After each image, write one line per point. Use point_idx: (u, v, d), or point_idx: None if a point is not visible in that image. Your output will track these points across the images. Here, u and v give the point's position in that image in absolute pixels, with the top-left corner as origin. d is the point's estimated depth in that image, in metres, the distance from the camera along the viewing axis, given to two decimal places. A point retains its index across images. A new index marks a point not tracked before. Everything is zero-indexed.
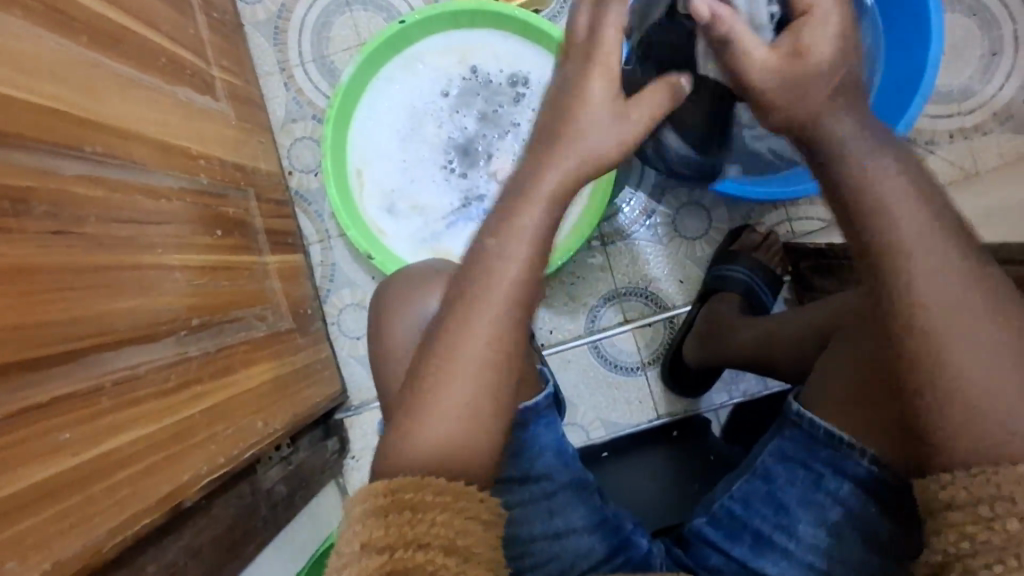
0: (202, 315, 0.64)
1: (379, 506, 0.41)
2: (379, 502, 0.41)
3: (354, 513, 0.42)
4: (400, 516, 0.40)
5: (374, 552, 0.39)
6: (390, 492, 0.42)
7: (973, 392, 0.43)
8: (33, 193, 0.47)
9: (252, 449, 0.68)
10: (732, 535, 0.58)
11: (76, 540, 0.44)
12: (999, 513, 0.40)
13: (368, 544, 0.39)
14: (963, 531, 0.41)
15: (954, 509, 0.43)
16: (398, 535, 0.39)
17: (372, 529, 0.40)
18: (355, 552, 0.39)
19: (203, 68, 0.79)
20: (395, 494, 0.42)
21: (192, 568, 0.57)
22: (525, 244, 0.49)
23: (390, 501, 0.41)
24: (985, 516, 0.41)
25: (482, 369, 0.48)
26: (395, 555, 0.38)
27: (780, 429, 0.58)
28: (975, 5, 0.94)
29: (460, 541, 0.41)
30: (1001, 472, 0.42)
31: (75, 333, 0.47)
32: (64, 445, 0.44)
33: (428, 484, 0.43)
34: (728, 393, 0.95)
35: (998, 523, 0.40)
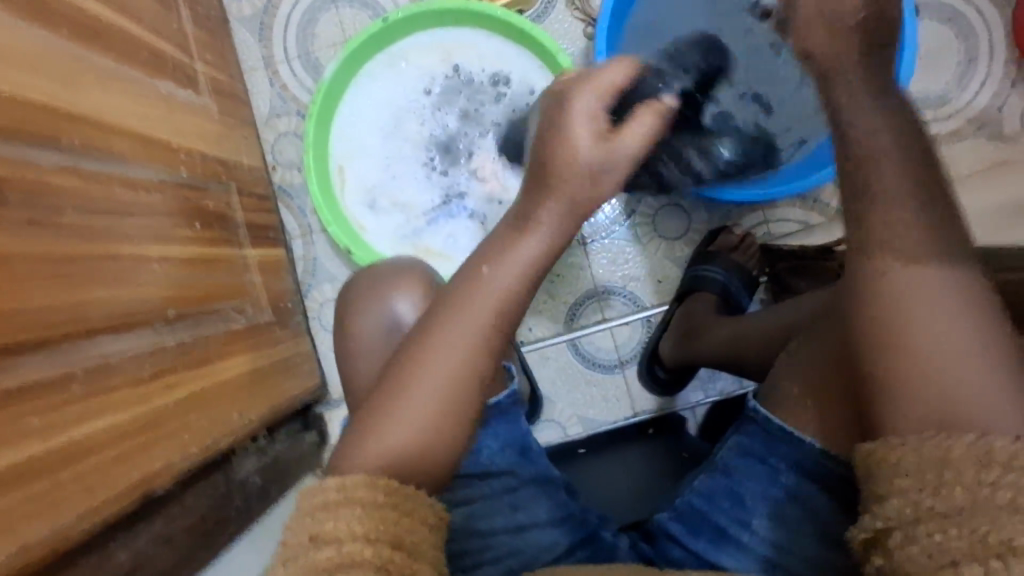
0: (178, 306, 0.65)
1: (331, 501, 0.42)
2: (330, 497, 0.43)
3: (305, 507, 0.43)
4: (352, 511, 0.42)
5: (324, 544, 0.40)
6: (342, 487, 0.43)
7: None
8: (7, 182, 0.47)
9: (227, 440, 0.68)
10: (692, 529, 0.59)
11: (44, 524, 0.44)
12: None
13: (318, 537, 0.40)
14: None
15: None
16: (348, 529, 0.41)
17: (324, 521, 0.41)
18: (303, 544, 0.40)
19: (186, 62, 0.80)
20: (348, 491, 0.43)
21: (164, 556, 0.58)
22: (495, 241, 0.51)
23: (343, 496, 0.43)
24: None
25: (449, 363, 0.49)
26: (344, 548, 0.39)
27: (739, 425, 0.60)
28: (952, 14, 0.95)
29: (409, 538, 0.42)
30: None
31: (48, 321, 0.48)
32: (33, 430, 0.45)
33: (381, 483, 0.44)
34: (704, 391, 0.97)
35: None
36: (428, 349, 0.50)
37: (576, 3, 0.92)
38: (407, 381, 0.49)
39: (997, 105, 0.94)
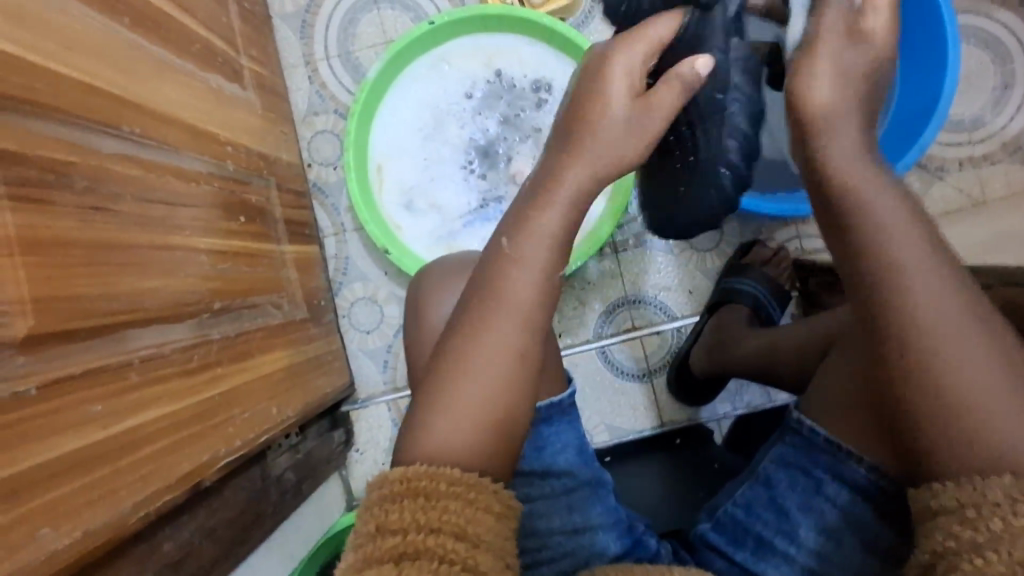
0: (224, 299, 0.65)
1: (395, 492, 0.44)
2: (396, 488, 0.44)
3: (373, 498, 0.45)
4: (414, 502, 0.43)
5: (388, 533, 0.41)
6: (405, 479, 0.45)
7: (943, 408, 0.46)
8: (74, 167, 0.48)
9: (266, 434, 0.68)
10: (735, 541, 0.59)
11: (105, 510, 0.44)
12: (983, 514, 0.42)
13: (382, 527, 0.42)
14: (951, 532, 0.43)
15: (941, 513, 0.44)
16: (411, 518, 0.42)
17: (388, 512, 0.43)
18: (369, 534, 0.42)
19: (233, 57, 0.80)
20: (411, 481, 0.45)
21: (206, 548, 0.58)
22: (560, 237, 0.51)
23: (406, 487, 0.44)
24: (971, 516, 0.42)
25: (507, 361, 0.49)
26: (406, 537, 0.41)
27: (780, 436, 0.59)
28: (989, 37, 0.96)
29: (471, 528, 0.43)
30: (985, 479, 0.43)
31: (109, 307, 0.48)
32: (94, 417, 0.45)
33: (442, 474, 0.45)
34: (732, 404, 0.97)
35: (982, 524, 0.41)
36: (487, 348, 0.50)
37: None
38: (462, 382, 0.49)
39: None
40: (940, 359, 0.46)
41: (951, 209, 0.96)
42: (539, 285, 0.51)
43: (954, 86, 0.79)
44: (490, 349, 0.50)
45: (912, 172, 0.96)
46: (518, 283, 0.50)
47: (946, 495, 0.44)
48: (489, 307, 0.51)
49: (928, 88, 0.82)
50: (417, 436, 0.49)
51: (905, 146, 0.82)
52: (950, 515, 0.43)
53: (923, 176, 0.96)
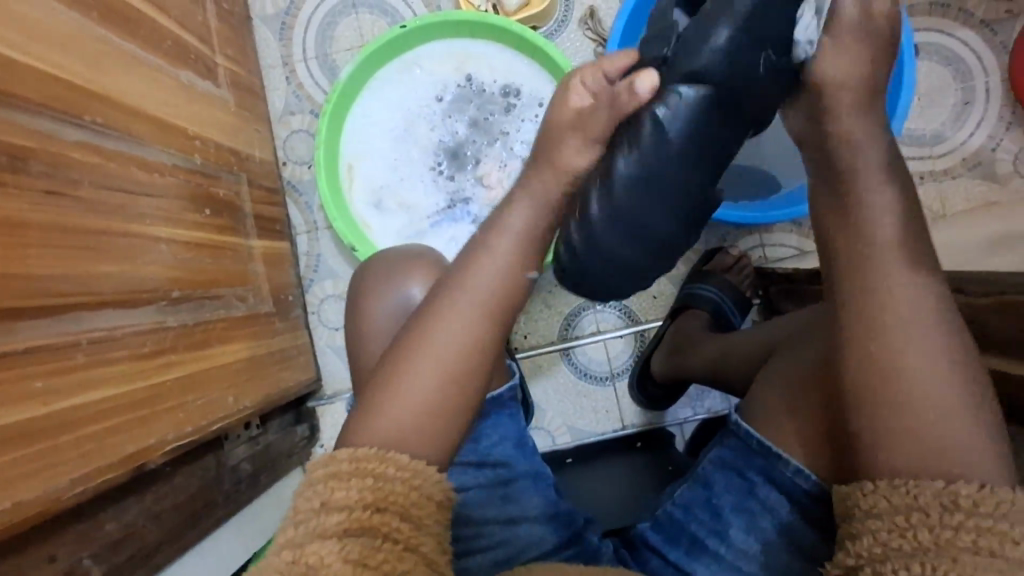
0: (184, 288, 0.66)
1: (344, 470, 0.45)
2: (343, 467, 0.45)
3: (318, 474, 0.45)
4: (362, 482, 0.44)
5: (333, 510, 0.42)
6: (355, 459, 0.46)
7: (904, 408, 0.45)
8: (32, 153, 0.49)
9: (222, 422, 0.69)
10: (671, 539, 0.60)
11: (40, 484, 0.45)
12: (914, 523, 0.41)
13: (328, 503, 0.43)
14: (878, 536, 0.42)
15: (873, 515, 0.44)
16: (358, 497, 0.43)
17: (335, 489, 0.43)
18: (314, 509, 0.43)
19: (208, 55, 0.82)
20: (361, 463, 0.46)
21: (152, 531, 0.58)
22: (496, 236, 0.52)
23: (354, 468, 0.45)
24: (901, 524, 0.42)
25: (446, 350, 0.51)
26: (353, 514, 0.42)
27: (722, 438, 0.60)
28: (951, 55, 0.98)
29: (414, 511, 0.44)
30: (921, 485, 0.42)
31: (59, 289, 0.49)
32: (36, 393, 0.46)
33: (393, 458, 0.47)
34: (692, 408, 0.98)
35: (911, 531, 0.41)
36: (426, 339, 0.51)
37: (588, 22, 0.96)
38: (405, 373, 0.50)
39: (991, 145, 0.97)
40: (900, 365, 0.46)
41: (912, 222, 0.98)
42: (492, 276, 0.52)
43: (908, 101, 0.81)
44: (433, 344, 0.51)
45: None
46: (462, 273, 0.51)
47: (879, 495, 0.44)
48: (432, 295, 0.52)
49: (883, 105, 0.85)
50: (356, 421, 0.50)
51: None
52: (880, 520, 0.43)
53: None
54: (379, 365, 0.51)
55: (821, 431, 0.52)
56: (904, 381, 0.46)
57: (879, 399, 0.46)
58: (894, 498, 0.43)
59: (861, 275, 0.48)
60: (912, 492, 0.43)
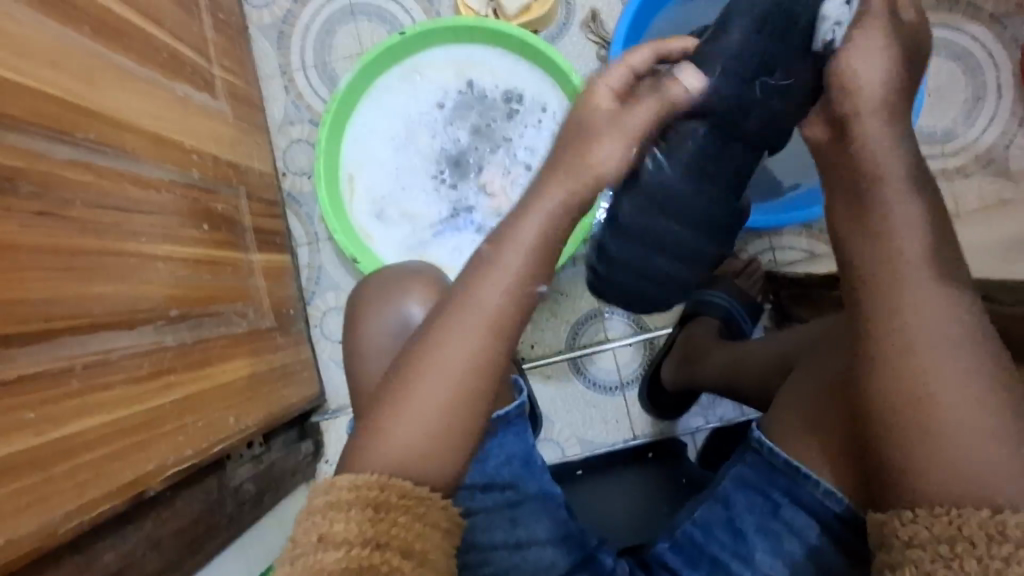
0: (182, 307, 0.65)
1: (343, 500, 0.43)
2: (343, 497, 0.43)
3: (317, 503, 0.44)
4: (362, 513, 0.43)
5: (332, 546, 0.41)
6: (355, 487, 0.44)
7: (944, 432, 0.43)
8: (20, 173, 0.48)
9: (222, 443, 0.67)
10: (690, 561, 0.58)
11: (33, 519, 0.44)
12: (959, 554, 0.40)
13: (326, 537, 0.41)
14: (920, 567, 0.41)
15: (913, 546, 0.42)
16: (358, 530, 0.42)
17: (333, 522, 0.42)
18: (312, 543, 0.41)
19: (204, 66, 0.81)
20: (361, 491, 0.44)
21: (152, 559, 0.57)
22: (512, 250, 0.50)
23: (354, 497, 0.43)
24: (946, 554, 0.40)
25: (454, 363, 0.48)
26: (352, 552, 0.41)
27: (741, 454, 0.58)
28: (961, 51, 0.96)
29: (418, 545, 0.43)
30: (964, 516, 0.41)
31: (52, 313, 0.48)
32: (28, 423, 0.44)
33: (395, 485, 0.45)
34: (705, 417, 0.96)
35: (957, 562, 0.40)
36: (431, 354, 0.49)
37: (591, 25, 0.94)
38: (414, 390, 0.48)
39: (1004, 143, 0.95)
40: (937, 383, 0.44)
41: (925, 222, 0.96)
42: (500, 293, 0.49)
43: (922, 100, 0.79)
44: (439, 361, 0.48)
45: None
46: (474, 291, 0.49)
47: (919, 526, 0.42)
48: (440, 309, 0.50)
49: None
50: (360, 444, 0.48)
51: None
52: (922, 549, 0.41)
53: None
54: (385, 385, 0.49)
55: (848, 452, 0.50)
56: (939, 401, 0.44)
57: (914, 417, 0.44)
58: (936, 529, 0.41)
59: (887, 290, 0.47)
60: (954, 523, 0.41)
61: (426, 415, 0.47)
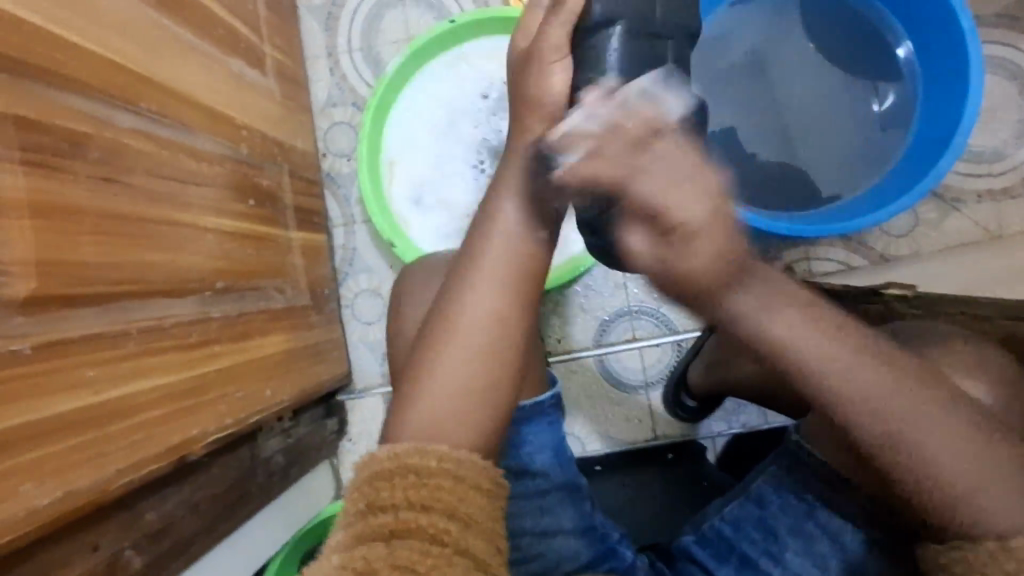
0: (228, 279, 0.66)
1: (385, 470, 0.44)
2: (385, 465, 0.44)
3: (360, 475, 0.44)
4: (405, 480, 0.43)
5: (379, 512, 0.41)
6: (395, 455, 0.44)
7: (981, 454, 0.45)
8: (89, 139, 0.49)
9: (258, 416, 0.69)
10: (718, 555, 0.58)
11: (89, 474, 0.45)
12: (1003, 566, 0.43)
13: (372, 505, 0.42)
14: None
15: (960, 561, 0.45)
16: (402, 497, 0.42)
17: (379, 490, 0.43)
18: (359, 511, 0.42)
19: (257, 44, 0.82)
20: (401, 459, 0.44)
21: (189, 522, 0.58)
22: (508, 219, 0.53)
23: (396, 465, 0.44)
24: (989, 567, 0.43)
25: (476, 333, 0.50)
26: (398, 516, 0.41)
27: (778, 456, 0.59)
28: (1017, 70, 0.94)
29: (462, 508, 0.42)
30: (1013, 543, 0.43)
31: (112, 277, 0.49)
32: (88, 381, 0.45)
33: (434, 451, 0.45)
34: (728, 422, 0.95)
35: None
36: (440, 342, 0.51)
37: None
38: (437, 363, 0.49)
39: None
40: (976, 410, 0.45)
41: (967, 242, 0.94)
42: (507, 254, 0.52)
43: (973, 116, 0.78)
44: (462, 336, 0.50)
45: (928, 202, 0.95)
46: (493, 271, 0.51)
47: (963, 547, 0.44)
48: (462, 278, 0.52)
49: (948, 118, 0.81)
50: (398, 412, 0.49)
51: (920, 175, 0.81)
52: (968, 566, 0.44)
53: (939, 206, 0.95)
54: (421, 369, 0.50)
55: None
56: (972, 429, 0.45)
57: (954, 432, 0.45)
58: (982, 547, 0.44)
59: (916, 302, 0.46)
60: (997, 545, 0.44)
61: (460, 378, 0.49)
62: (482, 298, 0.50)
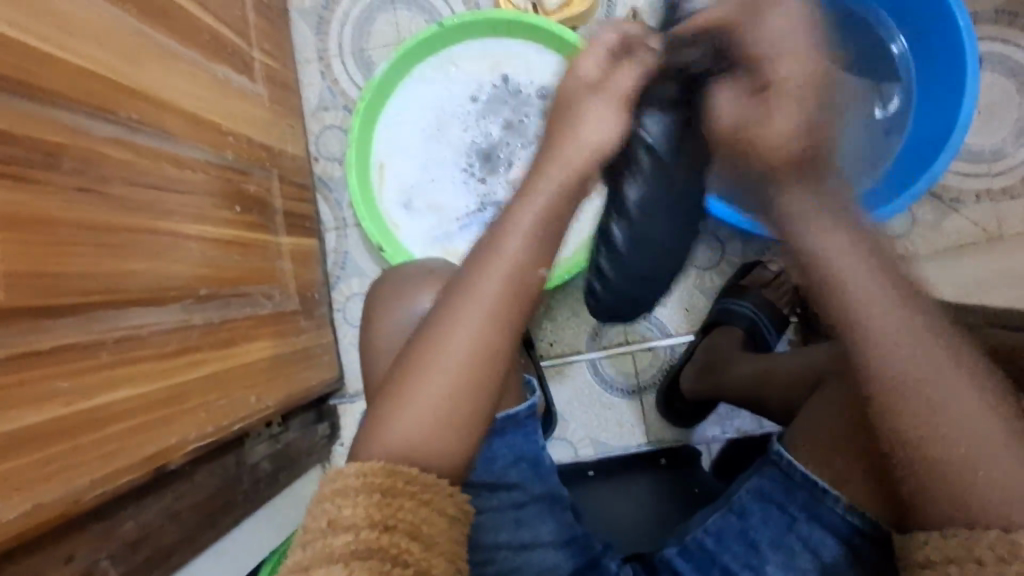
0: (211, 286, 0.66)
1: (350, 487, 0.44)
2: (351, 483, 0.44)
3: (326, 491, 0.44)
4: (370, 498, 0.43)
5: (341, 530, 0.41)
6: (362, 473, 0.44)
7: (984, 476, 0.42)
8: (63, 149, 0.49)
9: (243, 422, 0.69)
10: (701, 568, 0.57)
11: (60, 486, 0.45)
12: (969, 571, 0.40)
13: (336, 523, 0.42)
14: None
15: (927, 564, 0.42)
16: (366, 515, 0.42)
17: (342, 508, 0.43)
18: (322, 529, 0.42)
19: (243, 48, 0.81)
20: (368, 477, 0.44)
21: (170, 530, 0.58)
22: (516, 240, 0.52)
23: (363, 483, 0.44)
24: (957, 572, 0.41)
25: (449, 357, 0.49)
26: (361, 535, 0.41)
27: (760, 467, 0.58)
28: (1018, 67, 0.92)
29: (426, 529, 0.43)
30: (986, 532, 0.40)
31: (85, 287, 0.49)
32: (59, 393, 0.45)
33: (401, 471, 0.45)
34: (721, 427, 0.95)
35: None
36: (419, 364, 0.49)
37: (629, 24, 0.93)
38: (410, 386, 0.49)
39: None
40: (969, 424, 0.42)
41: (966, 243, 0.92)
42: (498, 285, 0.50)
43: (970, 116, 0.76)
44: (439, 359, 0.49)
45: (925, 202, 0.93)
46: (482, 299, 0.49)
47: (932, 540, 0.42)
48: (449, 305, 0.50)
49: (944, 119, 0.80)
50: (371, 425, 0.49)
51: (916, 175, 0.79)
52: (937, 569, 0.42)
53: (937, 207, 0.93)
54: (396, 386, 0.49)
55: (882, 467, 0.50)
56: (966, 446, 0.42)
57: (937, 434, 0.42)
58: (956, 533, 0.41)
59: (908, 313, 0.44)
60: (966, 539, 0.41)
61: (430, 403, 0.48)
62: (464, 331, 0.49)
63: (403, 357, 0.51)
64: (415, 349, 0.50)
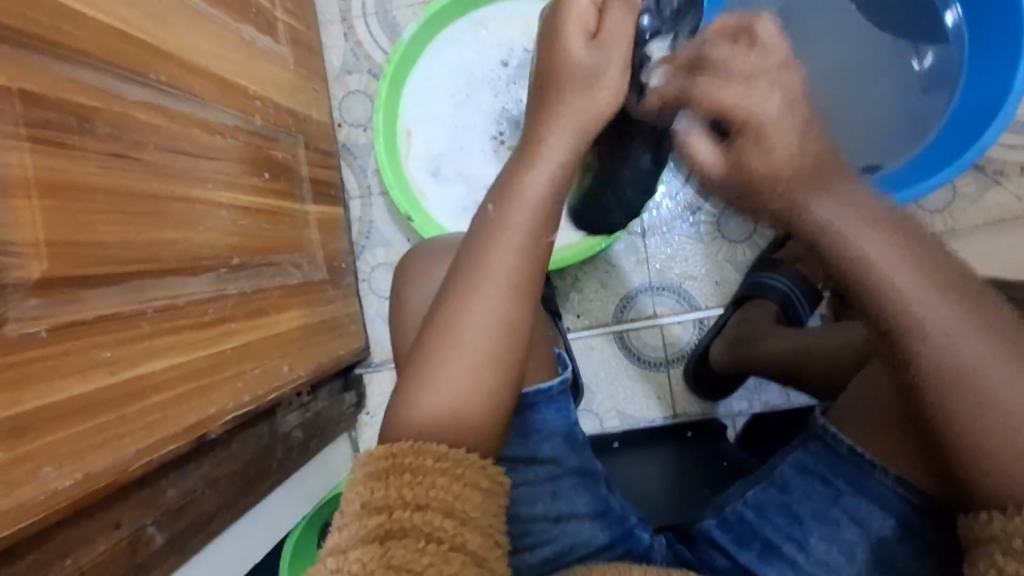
0: (243, 255, 0.65)
1: (380, 468, 0.42)
2: (379, 465, 0.42)
3: (357, 475, 0.43)
4: (400, 478, 0.41)
5: (373, 511, 0.40)
6: (391, 455, 0.43)
7: None
8: (97, 113, 0.47)
9: (276, 391, 0.69)
10: (741, 541, 0.57)
11: (108, 454, 0.45)
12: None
13: (368, 504, 0.40)
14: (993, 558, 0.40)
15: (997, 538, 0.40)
16: (397, 496, 0.40)
17: (373, 489, 0.41)
18: (355, 512, 0.40)
19: (268, 8, 0.79)
20: (395, 458, 0.43)
21: (209, 498, 0.59)
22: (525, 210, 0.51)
23: (390, 463, 0.42)
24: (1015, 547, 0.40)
25: (484, 331, 0.48)
26: (393, 515, 0.39)
27: (802, 442, 0.57)
28: None
29: (459, 505, 0.41)
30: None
31: (125, 256, 0.48)
32: (103, 362, 0.45)
33: (429, 449, 0.44)
34: (749, 401, 0.94)
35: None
36: (454, 341, 0.48)
37: None
38: (443, 365, 0.48)
39: None
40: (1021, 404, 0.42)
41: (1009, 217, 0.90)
42: (516, 259, 0.50)
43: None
44: (472, 331, 0.48)
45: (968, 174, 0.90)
46: (499, 276, 0.49)
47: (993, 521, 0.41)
48: (464, 277, 0.49)
49: (995, 87, 0.76)
50: (405, 397, 0.48)
51: (964, 145, 0.76)
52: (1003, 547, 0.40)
53: (980, 179, 0.90)
54: (429, 361, 0.48)
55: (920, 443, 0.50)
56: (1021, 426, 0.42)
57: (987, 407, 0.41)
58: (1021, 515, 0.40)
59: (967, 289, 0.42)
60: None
61: (466, 376, 0.48)
62: (487, 303, 0.49)
63: (427, 333, 0.50)
64: (439, 324, 0.49)
